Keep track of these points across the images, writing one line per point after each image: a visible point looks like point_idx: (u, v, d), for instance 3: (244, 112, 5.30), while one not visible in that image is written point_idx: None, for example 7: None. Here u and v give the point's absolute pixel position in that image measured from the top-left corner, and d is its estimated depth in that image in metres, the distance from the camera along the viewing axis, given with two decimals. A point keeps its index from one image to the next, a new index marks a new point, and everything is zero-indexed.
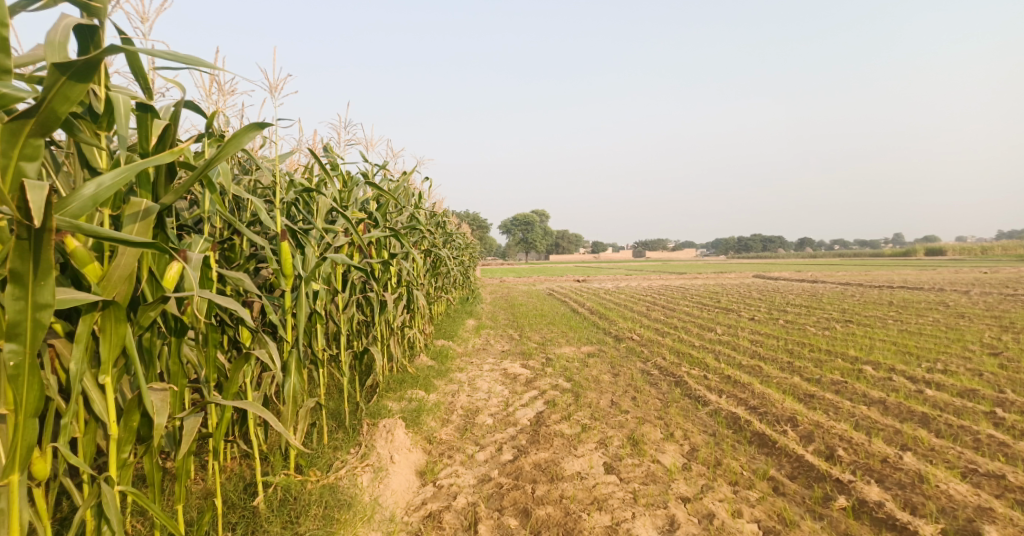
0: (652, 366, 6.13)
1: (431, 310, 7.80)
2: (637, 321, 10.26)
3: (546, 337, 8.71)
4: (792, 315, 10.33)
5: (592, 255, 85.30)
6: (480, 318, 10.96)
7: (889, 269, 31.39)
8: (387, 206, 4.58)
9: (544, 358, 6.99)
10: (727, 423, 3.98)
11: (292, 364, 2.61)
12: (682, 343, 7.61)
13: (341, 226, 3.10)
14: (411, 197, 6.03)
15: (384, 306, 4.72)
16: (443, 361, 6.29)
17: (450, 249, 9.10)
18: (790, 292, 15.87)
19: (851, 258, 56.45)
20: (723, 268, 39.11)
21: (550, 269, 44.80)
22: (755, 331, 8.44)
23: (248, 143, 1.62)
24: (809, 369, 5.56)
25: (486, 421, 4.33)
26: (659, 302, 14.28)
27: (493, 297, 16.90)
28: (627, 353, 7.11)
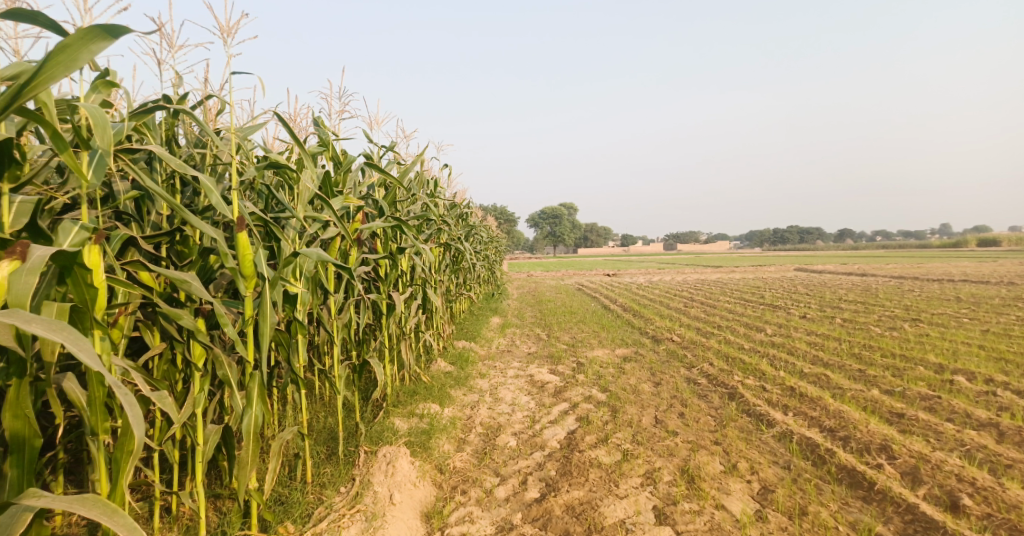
0: (699, 374, 5.38)
1: (451, 309, 7.23)
2: (676, 320, 9.45)
3: (577, 338, 8.01)
4: (848, 312, 9.34)
5: (621, 248, 83.75)
6: (505, 316, 10.30)
7: (943, 261, 29.37)
8: (393, 195, 4.02)
9: (575, 363, 6.32)
10: (801, 451, 3.25)
11: (255, 394, 2.05)
12: (729, 346, 6.81)
13: (324, 213, 2.53)
14: (425, 186, 5.45)
15: (392, 309, 4.16)
16: (463, 366, 5.71)
17: (473, 243, 8.49)
18: (841, 287, 14.70)
19: (896, 250, 53.73)
20: (758, 261, 37.51)
21: (578, 263, 43.75)
22: (811, 332, 7.56)
23: (83, 60, 1.36)
24: (887, 380, 4.73)
25: (508, 443, 3.72)
26: (696, 298, 13.37)
27: (519, 293, 16.18)
28: (668, 358, 6.37)
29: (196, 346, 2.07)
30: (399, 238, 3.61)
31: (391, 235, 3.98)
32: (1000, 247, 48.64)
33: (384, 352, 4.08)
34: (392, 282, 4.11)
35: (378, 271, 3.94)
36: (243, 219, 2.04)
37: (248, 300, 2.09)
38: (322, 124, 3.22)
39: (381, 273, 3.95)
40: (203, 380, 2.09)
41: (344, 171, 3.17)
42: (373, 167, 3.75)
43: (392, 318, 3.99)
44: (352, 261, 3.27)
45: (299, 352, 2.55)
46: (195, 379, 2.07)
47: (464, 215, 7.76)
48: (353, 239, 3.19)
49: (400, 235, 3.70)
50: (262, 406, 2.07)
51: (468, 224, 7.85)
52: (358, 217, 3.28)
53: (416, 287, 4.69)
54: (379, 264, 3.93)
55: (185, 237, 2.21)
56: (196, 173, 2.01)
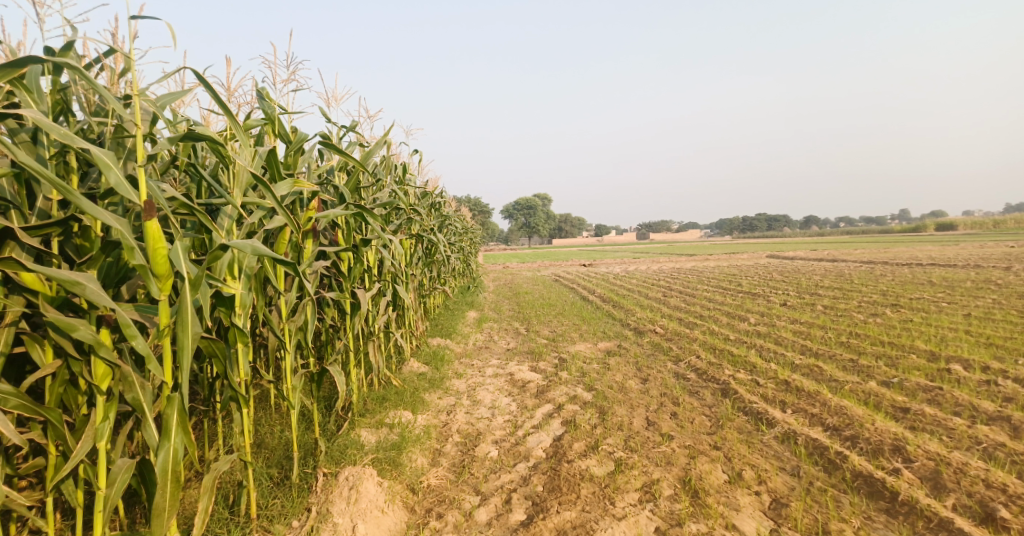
0: (688, 369, 5.12)
1: (424, 304, 6.82)
2: (657, 311, 9.23)
3: (557, 332, 7.70)
4: (828, 299, 9.26)
5: (595, 238, 84.13)
6: (482, 310, 9.92)
7: (908, 246, 30.11)
8: (355, 179, 3.58)
9: (557, 359, 6.00)
10: (808, 455, 2.99)
11: (172, 423, 1.60)
12: (714, 337, 6.59)
13: (264, 198, 2.09)
14: (393, 172, 5.02)
15: (357, 307, 3.75)
16: (438, 366, 5.33)
17: (447, 234, 8.08)
18: (816, 274, 14.75)
19: (859, 236, 55.30)
20: (729, 249, 38.02)
21: (553, 254, 43.57)
22: (795, 320, 7.41)
23: None
24: (882, 370, 4.55)
25: (488, 453, 3.37)
26: (674, 287, 13.22)
27: (496, 285, 15.80)
28: (653, 351, 6.10)
29: (97, 365, 1.62)
30: (366, 229, 3.20)
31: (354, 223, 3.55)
32: (958, 231, 50.39)
33: (349, 355, 3.67)
34: (357, 278, 3.69)
35: (340, 264, 3.51)
36: (151, 202, 1.60)
37: (162, 304, 1.64)
38: (266, 97, 2.78)
39: (344, 268, 3.53)
40: (109, 405, 1.65)
41: (295, 149, 2.72)
42: (332, 147, 3.30)
43: (359, 317, 3.58)
44: (308, 255, 2.86)
45: (239, 363, 2.14)
46: (97, 405, 1.63)
47: (436, 204, 7.33)
48: (308, 228, 2.76)
49: (365, 225, 3.28)
50: (183, 438, 1.63)
51: (442, 214, 7.43)
52: (313, 203, 2.84)
53: (385, 282, 4.29)
54: (341, 257, 3.50)
55: (84, 227, 1.75)
56: (87, 145, 1.57)
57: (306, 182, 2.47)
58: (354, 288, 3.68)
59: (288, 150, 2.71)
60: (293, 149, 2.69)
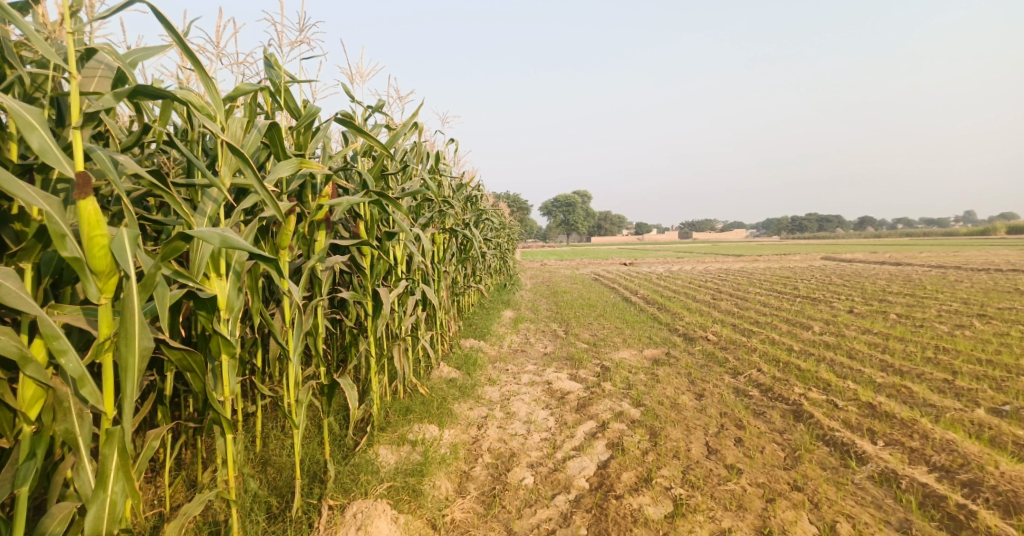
0: (750, 385, 4.53)
1: (457, 303, 6.46)
2: (707, 316, 8.56)
3: (598, 336, 7.18)
4: (901, 307, 8.36)
5: (635, 236, 82.41)
6: (519, 309, 9.49)
7: (980, 249, 27.82)
8: (380, 165, 3.20)
9: (600, 367, 5.51)
10: (919, 505, 2.42)
11: (110, 468, 1.30)
12: (775, 348, 5.93)
13: (252, 182, 1.73)
14: (424, 161, 4.64)
15: (379, 307, 3.39)
16: (471, 371, 4.95)
17: (483, 230, 7.69)
18: (880, 278, 13.62)
19: (921, 237, 51.97)
20: (778, 250, 36.28)
21: (592, 253, 42.73)
22: (867, 330, 6.63)
23: None
24: (988, 393, 3.85)
25: (523, 479, 2.95)
26: (723, 290, 12.42)
27: (533, 283, 15.32)
28: (707, 362, 5.52)
29: (25, 386, 1.30)
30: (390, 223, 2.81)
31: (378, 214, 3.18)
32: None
33: (370, 362, 3.31)
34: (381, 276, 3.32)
35: (361, 259, 3.14)
36: (86, 176, 1.27)
37: (102, 309, 1.33)
38: (274, 64, 2.43)
39: (365, 264, 3.17)
40: (38, 439, 1.32)
41: (305, 125, 2.34)
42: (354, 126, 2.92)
43: (381, 320, 3.22)
44: (317, 250, 2.49)
45: (223, 377, 1.83)
46: (22, 438, 1.29)
47: (473, 198, 6.94)
48: (321, 217, 2.39)
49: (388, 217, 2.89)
50: (124, 485, 1.33)
51: (478, 208, 7.04)
52: (326, 188, 2.47)
53: (412, 280, 3.93)
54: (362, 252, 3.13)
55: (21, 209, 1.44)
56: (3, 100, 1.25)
57: (314, 164, 2.10)
58: (376, 287, 3.32)
59: (297, 125, 2.33)
60: (303, 124, 2.32)
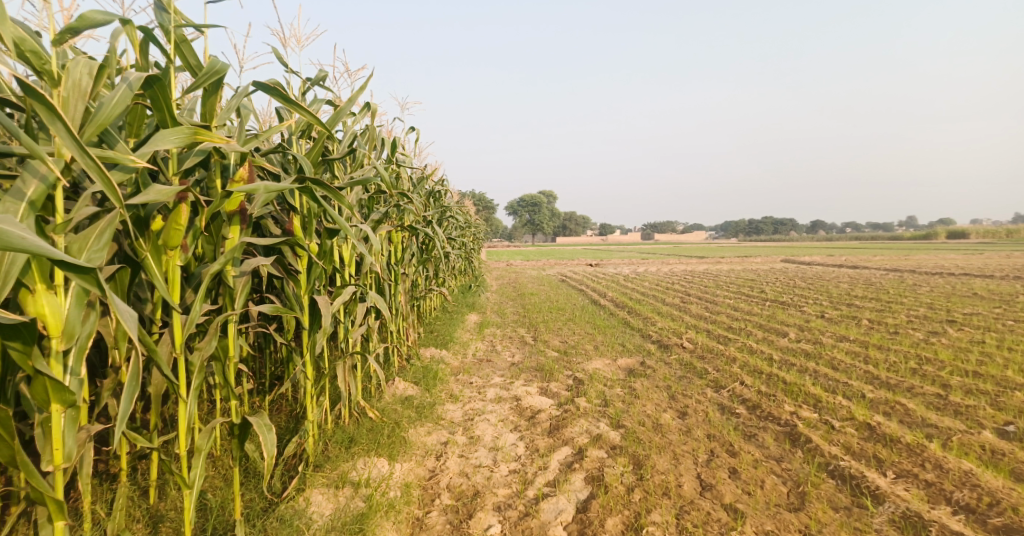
0: (736, 402, 4.15)
1: (417, 308, 5.91)
2: (680, 321, 8.26)
3: (569, 343, 6.74)
4: (871, 313, 8.28)
5: (600, 237, 83.10)
6: (484, 313, 8.99)
7: (928, 253, 29.01)
8: (319, 147, 2.63)
9: (573, 379, 5.06)
10: None
11: None
12: (755, 357, 5.63)
13: (68, 147, 1.23)
14: (379, 149, 4.07)
15: (314, 320, 2.80)
16: (431, 386, 4.42)
17: (446, 229, 7.15)
18: (841, 282, 13.76)
19: (870, 241, 54.28)
20: (738, 253, 37.00)
21: (557, 253, 42.57)
22: (844, 338, 6.43)
23: None
24: (988, 412, 3.59)
25: (488, 529, 2.45)
26: (692, 293, 12.24)
27: (499, 285, 14.82)
28: (686, 374, 5.15)
29: None
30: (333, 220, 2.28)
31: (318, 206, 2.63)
32: (972, 240, 49.22)
33: (306, 386, 2.74)
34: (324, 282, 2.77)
35: (296, 262, 2.58)
36: None
37: None
38: (166, 7, 1.81)
39: (301, 267, 2.61)
40: None
41: (207, 85, 1.75)
42: (275, 93, 2.15)
43: (320, 336, 2.67)
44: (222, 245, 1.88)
45: (55, 440, 1.34)
46: None
47: (436, 194, 6.37)
48: (233, 207, 1.84)
49: (328, 211, 2.35)
50: None
51: (441, 205, 6.50)
52: (242, 169, 1.92)
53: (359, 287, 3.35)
54: (298, 252, 2.56)
55: None
56: None
57: (216, 136, 1.54)
58: (311, 296, 2.74)
59: (195, 82, 1.74)
60: (203, 82, 1.73)
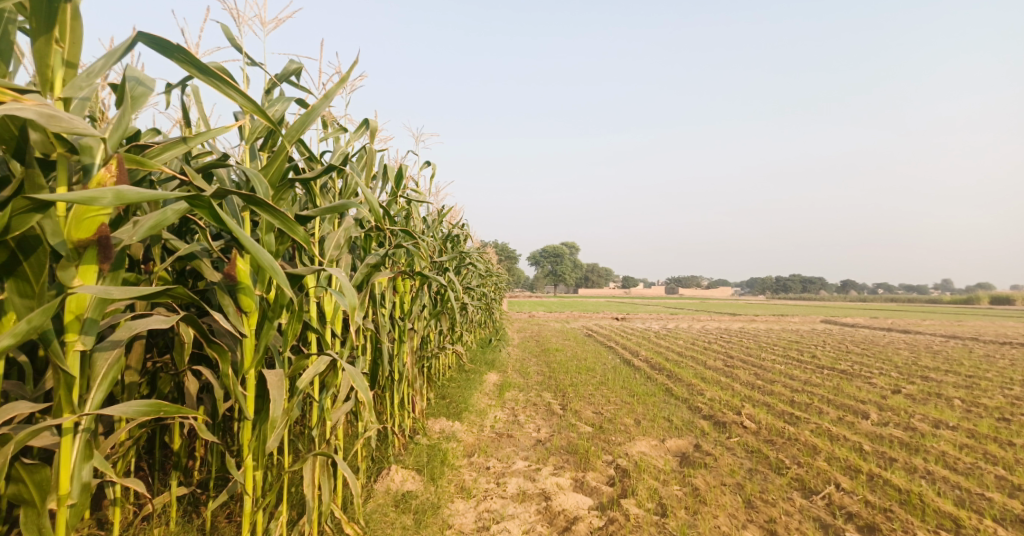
0: (842, 520, 3.09)
1: (426, 369, 5.06)
2: (730, 390, 7.16)
3: (604, 415, 5.74)
4: (956, 390, 7.07)
5: (623, 290, 81.58)
6: (505, 372, 8.03)
7: (979, 319, 27.12)
8: (279, 164, 1.95)
9: (614, 469, 4.04)
10: None
11: None
12: (838, 445, 4.55)
13: None
14: (380, 180, 3.38)
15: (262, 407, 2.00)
16: (436, 475, 3.51)
17: (463, 277, 6.38)
18: (899, 348, 12.39)
19: (908, 303, 51.88)
20: (769, 312, 35.41)
21: (580, 305, 41.38)
22: (942, 423, 5.29)
23: None
24: None
25: None
26: (735, 355, 11.06)
27: (521, 338, 13.80)
28: (757, 467, 4.09)
29: None
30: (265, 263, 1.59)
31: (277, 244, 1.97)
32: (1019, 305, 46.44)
33: (243, 505, 1.96)
34: (287, 347, 2.16)
35: (240, 322, 1.91)
36: None
37: None
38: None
39: (247, 328, 1.93)
40: None
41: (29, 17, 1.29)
42: (179, 57, 1.51)
43: (267, 429, 1.93)
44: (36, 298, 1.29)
45: None
46: None
47: (454, 238, 5.63)
48: (81, 235, 1.28)
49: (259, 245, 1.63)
50: None
51: (458, 250, 5.75)
52: (104, 170, 1.35)
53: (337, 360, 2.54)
54: (242, 308, 1.90)
55: None
56: None
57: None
58: (252, 370, 1.96)
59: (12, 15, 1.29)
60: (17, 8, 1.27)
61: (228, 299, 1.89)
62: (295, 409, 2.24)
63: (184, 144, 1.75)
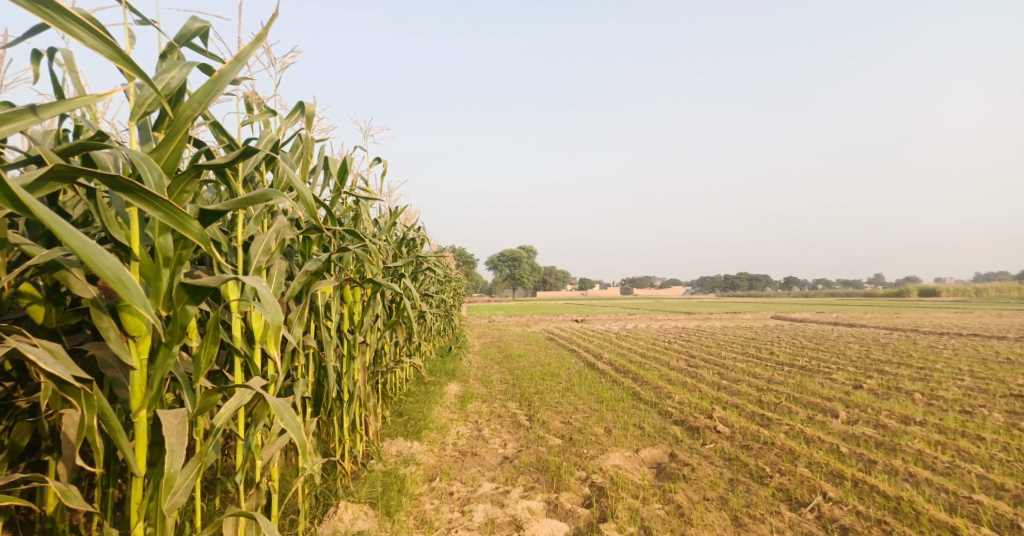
0: None
1: (381, 384, 4.60)
2: (698, 391, 7.01)
3: (574, 424, 5.42)
4: (914, 383, 7.18)
5: (580, 292, 82.36)
6: (467, 382, 7.62)
7: (914, 311, 28.72)
8: (176, 146, 1.51)
9: (590, 487, 3.71)
10: None
11: None
12: (816, 448, 4.40)
13: None
14: (321, 175, 2.94)
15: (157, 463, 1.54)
16: (392, 509, 3.08)
17: (421, 283, 5.94)
18: (851, 342, 12.75)
19: (847, 298, 54.68)
20: (722, 309, 36.38)
21: (539, 308, 41.31)
22: (909, 419, 5.26)
23: None
24: None
25: None
26: (697, 354, 11.03)
27: (483, 344, 13.38)
28: (738, 477, 3.86)
29: None
30: (110, 269, 1.15)
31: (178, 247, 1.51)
32: (946, 297, 49.76)
33: None
34: (199, 376, 1.75)
35: (126, 351, 1.46)
36: None
37: None
38: None
39: (135, 359, 1.47)
40: None
41: None
42: None
43: (162, 489, 1.47)
44: None
45: None
46: None
47: (410, 240, 5.19)
48: None
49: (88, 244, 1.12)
50: None
51: (415, 253, 5.32)
52: None
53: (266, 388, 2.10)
54: (129, 332, 1.45)
55: None
56: None
57: None
58: (144, 413, 1.49)
59: None
60: None
61: (107, 319, 1.43)
62: (210, 453, 1.79)
63: (33, 115, 1.32)
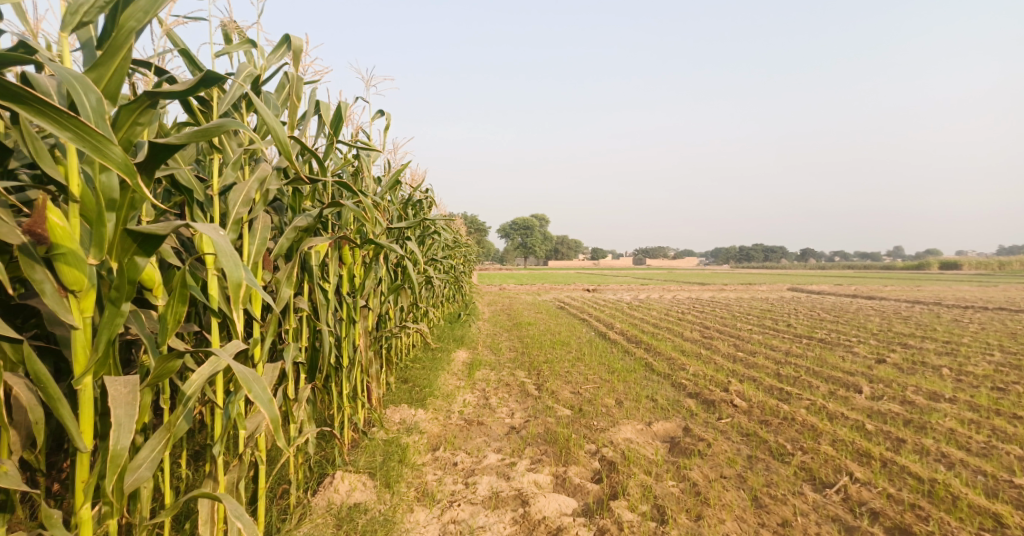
0: (868, 521, 2.67)
1: (385, 351, 4.44)
2: (713, 363, 6.78)
3: (584, 395, 5.25)
4: (941, 358, 6.87)
5: (592, 261, 81.93)
6: (476, 349, 7.46)
7: (935, 284, 28.05)
8: (119, 66, 1.27)
9: (601, 462, 3.54)
10: None
11: None
12: (839, 425, 4.18)
13: None
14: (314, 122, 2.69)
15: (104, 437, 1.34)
16: (391, 480, 2.93)
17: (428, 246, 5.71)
18: (871, 315, 12.37)
19: (865, 271, 53.67)
20: (736, 280, 35.88)
21: (551, 277, 41.13)
22: (939, 395, 4.99)
23: None
24: None
25: None
26: (712, 325, 10.77)
27: (493, 312, 13.23)
28: (758, 454, 3.66)
29: None
30: None
31: (126, 189, 1.27)
32: (968, 270, 48.58)
33: None
34: (166, 339, 1.53)
35: (64, 308, 1.23)
36: None
37: None
38: None
39: (77, 317, 1.24)
40: None
41: None
42: None
43: (111, 469, 1.27)
44: None
45: None
46: None
47: (415, 202, 4.94)
48: None
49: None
50: None
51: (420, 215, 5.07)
52: None
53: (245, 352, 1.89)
54: (66, 286, 1.22)
55: None
56: None
57: None
58: (88, 379, 1.27)
59: None
60: None
61: (41, 271, 1.22)
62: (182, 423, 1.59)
63: None
